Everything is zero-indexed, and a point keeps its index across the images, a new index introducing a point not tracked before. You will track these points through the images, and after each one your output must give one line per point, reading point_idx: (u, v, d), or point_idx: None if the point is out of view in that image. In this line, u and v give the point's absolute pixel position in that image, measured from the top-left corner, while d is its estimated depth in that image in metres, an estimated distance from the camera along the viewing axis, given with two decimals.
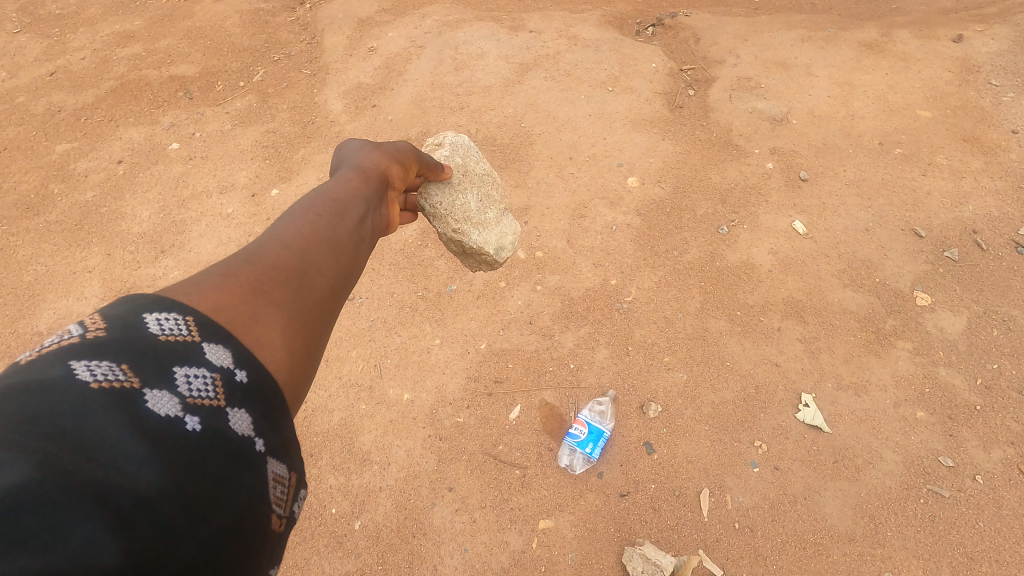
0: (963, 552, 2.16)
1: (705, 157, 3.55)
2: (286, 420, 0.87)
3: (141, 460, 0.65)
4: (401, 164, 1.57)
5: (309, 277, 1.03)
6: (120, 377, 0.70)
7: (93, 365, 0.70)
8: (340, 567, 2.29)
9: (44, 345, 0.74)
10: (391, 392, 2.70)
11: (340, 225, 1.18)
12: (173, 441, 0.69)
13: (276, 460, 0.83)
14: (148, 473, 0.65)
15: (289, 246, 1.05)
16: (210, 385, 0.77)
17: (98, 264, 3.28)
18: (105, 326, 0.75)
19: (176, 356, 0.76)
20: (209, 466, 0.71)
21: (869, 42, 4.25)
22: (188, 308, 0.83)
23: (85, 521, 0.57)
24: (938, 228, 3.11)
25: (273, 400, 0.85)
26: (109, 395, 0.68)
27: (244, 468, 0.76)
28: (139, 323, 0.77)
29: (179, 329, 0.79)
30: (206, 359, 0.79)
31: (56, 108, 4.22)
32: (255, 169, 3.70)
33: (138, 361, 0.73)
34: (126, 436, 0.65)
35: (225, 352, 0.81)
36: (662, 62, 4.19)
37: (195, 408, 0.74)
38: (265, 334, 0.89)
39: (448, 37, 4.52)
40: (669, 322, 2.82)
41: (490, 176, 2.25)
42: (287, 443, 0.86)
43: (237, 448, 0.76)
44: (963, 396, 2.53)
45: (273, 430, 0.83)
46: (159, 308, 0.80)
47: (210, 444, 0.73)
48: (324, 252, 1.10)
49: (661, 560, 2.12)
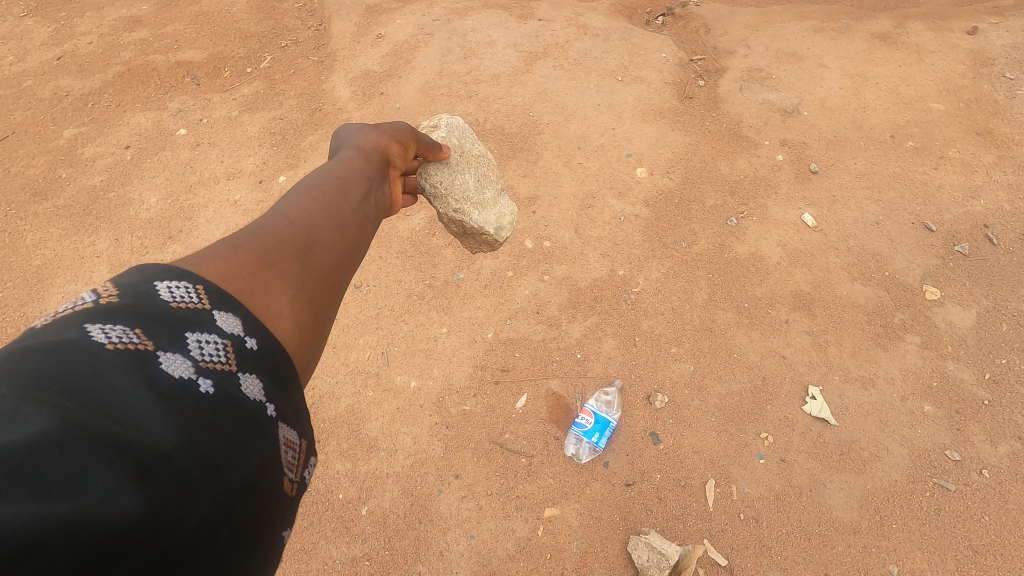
0: (967, 545, 2.17)
1: (714, 148, 3.53)
2: (295, 387, 0.87)
3: (158, 417, 0.66)
4: (400, 143, 1.57)
5: (316, 250, 1.03)
6: (134, 341, 0.71)
7: (108, 328, 0.70)
8: (347, 552, 2.31)
9: (59, 311, 0.74)
10: (398, 379, 2.70)
11: (344, 201, 1.18)
12: (187, 402, 0.70)
13: (287, 426, 0.83)
14: (165, 430, 0.65)
15: (294, 220, 1.05)
16: (222, 350, 0.78)
17: (106, 249, 3.29)
18: (118, 292, 0.75)
19: (189, 322, 0.77)
20: (222, 426, 0.72)
21: (882, 33, 4.20)
22: (197, 277, 0.83)
23: (105, 471, 0.58)
24: (949, 222, 3.09)
25: (283, 368, 0.85)
26: (125, 357, 0.68)
27: (257, 430, 0.77)
28: (150, 290, 0.77)
29: (189, 297, 0.79)
30: (217, 326, 0.79)
31: (63, 93, 4.21)
32: (262, 155, 3.70)
33: (151, 326, 0.73)
34: (142, 395, 0.66)
35: (235, 320, 0.82)
36: (672, 52, 4.16)
37: (207, 371, 0.74)
38: (274, 303, 0.90)
39: (457, 24, 4.48)
40: (676, 314, 2.82)
41: (486, 156, 2.23)
42: (297, 409, 0.86)
43: (249, 411, 0.76)
44: (971, 391, 2.53)
45: (283, 396, 0.84)
46: (170, 276, 0.80)
47: (223, 406, 0.73)
48: (330, 226, 1.10)
49: (666, 549, 2.14)
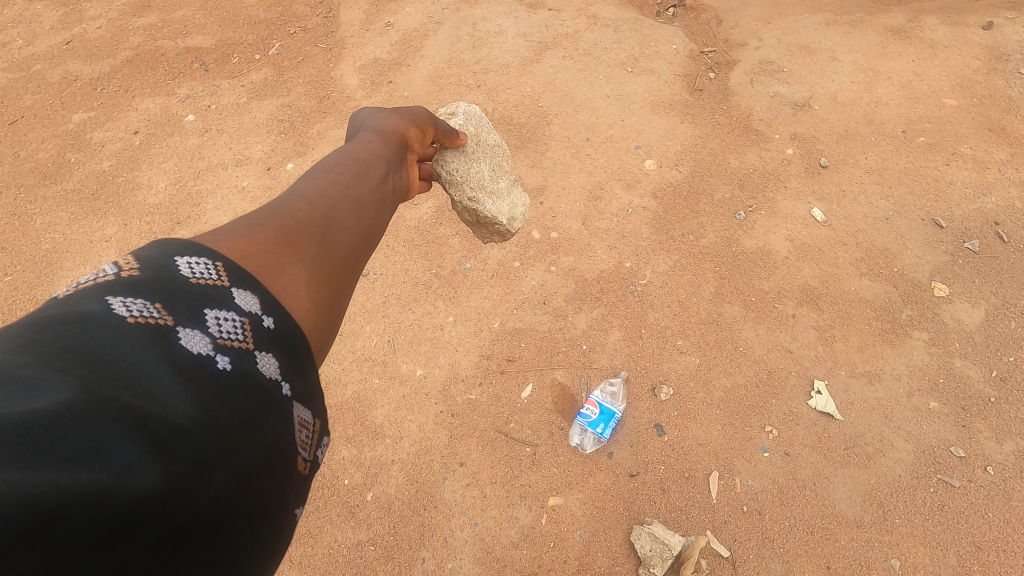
0: (970, 541, 2.18)
1: (724, 141, 3.51)
2: (311, 369, 0.88)
3: (177, 393, 0.66)
4: (418, 127, 1.57)
5: (333, 232, 1.04)
6: (154, 315, 0.71)
7: (129, 301, 0.70)
8: (353, 537, 2.33)
9: (81, 283, 0.74)
10: (404, 367, 2.71)
11: (362, 183, 1.19)
12: (205, 378, 0.70)
13: (300, 407, 0.83)
14: (183, 406, 0.66)
15: (313, 202, 1.06)
16: (240, 328, 0.78)
17: (115, 234, 3.30)
18: (139, 266, 0.76)
19: (208, 298, 0.77)
20: (238, 402, 0.72)
21: (896, 27, 4.16)
22: (218, 254, 0.83)
23: (124, 445, 0.59)
24: (959, 219, 3.07)
25: (298, 348, 0.85)
26: (145, 331, 0.68)
27: (273, 409, 0.77)
28: (171, 265, 0.77)
29: (210, 274, 0.80)
30: (236, 304, 0.79)
31: (72, 77, 4.21)
32: (271, 142, 3.70)
33: (170, 301, 0.73)
34: (161, 371, 0.67)
35: (254, 299, 0.82)
36: (683, 43, 4.13)
37: (226, 348, 0.74)
38: (289, 279, 0.90)
39: (466, 13, 4.46)
40: (683, 306, 2.81)
41: (501, 147, 2.23)
42: (311, 391, 0.87)
43: (265, 389, 0.76)
44: (977, 388, 2.52)
45: (298, 377, 0.84)
46: (190, 253, 0.80)
47: (240, 384, 0.73)
48: (348, 209, 1.10)
49: (670, 540, 2.16)
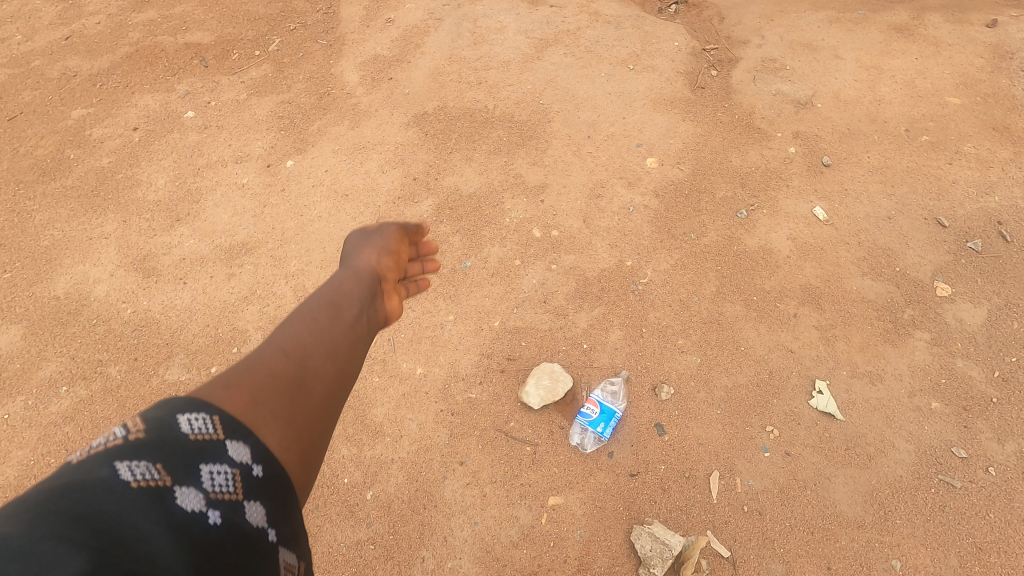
0: (971, 542, 2.17)
1: (726, 139, 3.49)
2: (288, 521, 1.02)
3: (171, 553, 0.78)
4: (395, 255, 1.71)
5: (308, 382, 1.19)
6: (155, 477, 0.85)
7: (133, 466, 0.84)
8: (352, 536, 2.32)
9: (93, 445, 0.89)
10: (404, 365, 2.70)
11: (337, 325, 1.35)
12: (197, 534, 0.83)
13: (277, 556, 0.98)
14: (177, 564, 0.78)
15: (290, 352, 1.22)
16: (229, 485, 0.92)
17: (115, 231, 3.29)
18: (145, 428, 0.90)
19: (201, 459, 0.91)
20: (226, 556, 0.85)
21: (899, 25, 4.14)
22: (213, 408, 0.99)
23: None
24: (962, 219, 3.06)
25: (277, 504, 1.00)
26: (147, 494, 0.82)
27: (255, 562, 0.91)
28: (173, 424, 0.93)
29: (206, 428, 0.95)
30: (223, 466, 0.94)
31: (71, 73, 4.19)
32: (271, 139, 3.68)
33: (170, 461, 0.88)
34: (158, 530, 0.79)
35: (240, 457, 0.97)
36: (685, 41, 4.11)
37: (216, 506, 0.89)
38: (267, 434, 1.04)
39: (467, 10, 4.44)
40: (684, 306, 2.80)
41: None
42: (287, 541, 1.01)
43: (249, 543, 0.91)
44: (979, 388, 2.51)
45: (276, 529, 0.98)
46: (190, 408, 0.97)
47: (228, 537, 0.87)
48: (323, 356, 1.26)
49: (670, 540, 2.16)
